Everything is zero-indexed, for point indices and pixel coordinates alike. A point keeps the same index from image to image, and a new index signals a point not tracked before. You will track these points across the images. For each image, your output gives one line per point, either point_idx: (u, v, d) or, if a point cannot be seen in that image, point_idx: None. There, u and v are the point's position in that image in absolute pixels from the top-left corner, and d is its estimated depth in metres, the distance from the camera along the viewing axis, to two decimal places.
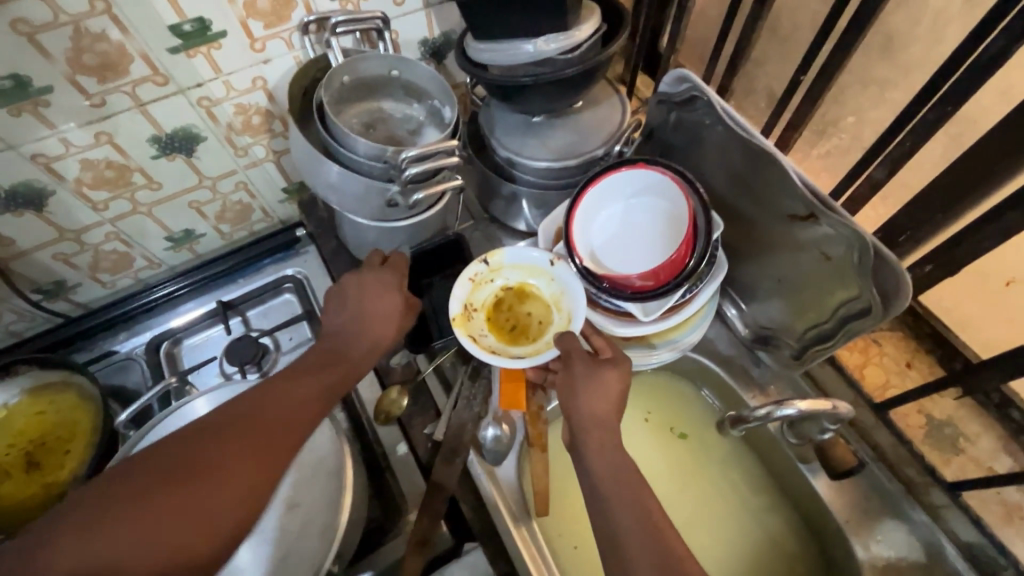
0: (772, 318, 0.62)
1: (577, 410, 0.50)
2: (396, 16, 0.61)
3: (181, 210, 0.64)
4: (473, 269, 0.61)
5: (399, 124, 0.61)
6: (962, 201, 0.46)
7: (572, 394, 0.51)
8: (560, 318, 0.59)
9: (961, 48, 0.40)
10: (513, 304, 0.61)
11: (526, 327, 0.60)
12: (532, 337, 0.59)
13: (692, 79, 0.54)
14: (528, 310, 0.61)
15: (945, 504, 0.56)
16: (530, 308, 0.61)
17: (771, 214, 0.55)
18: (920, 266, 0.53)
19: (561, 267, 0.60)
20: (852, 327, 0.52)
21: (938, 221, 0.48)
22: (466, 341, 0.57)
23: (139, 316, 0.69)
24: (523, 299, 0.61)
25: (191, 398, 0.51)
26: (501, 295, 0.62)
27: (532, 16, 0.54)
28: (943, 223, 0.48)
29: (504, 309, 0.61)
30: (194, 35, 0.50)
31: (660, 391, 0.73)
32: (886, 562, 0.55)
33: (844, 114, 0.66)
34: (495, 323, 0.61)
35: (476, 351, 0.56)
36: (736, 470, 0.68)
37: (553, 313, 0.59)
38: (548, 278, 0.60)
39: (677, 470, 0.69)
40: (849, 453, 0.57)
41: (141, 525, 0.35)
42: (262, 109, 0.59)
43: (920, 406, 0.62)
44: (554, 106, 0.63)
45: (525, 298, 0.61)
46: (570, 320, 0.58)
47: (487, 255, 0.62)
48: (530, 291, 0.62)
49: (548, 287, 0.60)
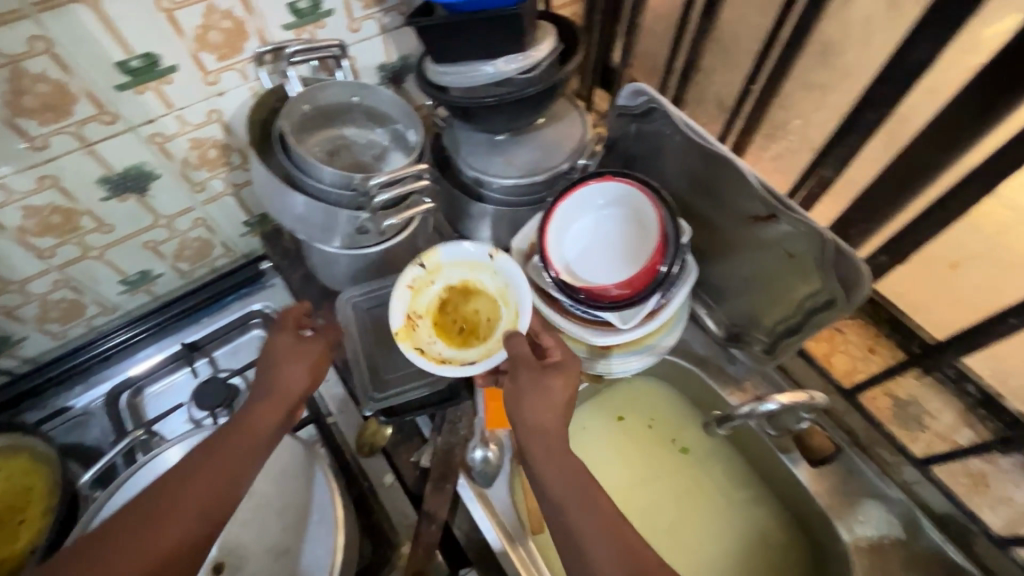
0: (740, 316, 0.63)
1: (521, 420, 0.45)
2: (353, 42, 0.61)
3: (135, 252, 0.64)
4: (409, 274, 0.55)
5: (363, 150, 0.59)
6: (908, 189, 0.50)
7: (515, 404, 0.46)
8: (509, 313, 0.53)
9: (892, 56, 0.45)
10: (459, 304, 0.55)
11: (475, 326, 0.54)
12: (483, 337, 0.53)
13: (648, 91, 0.56)
14: (476, 307, 0.55)
15: (917, 480, 0.57)
16: (477, 304, 0.55)
17: (733, 216, 0.57)
18: (875, 258, 0.57)
19: (503, 260, 0.54)
20: (817, 320, 0.54)
21: (885, 211, 0.53)
22: (412, 357, 0.52)
23: (94, 366, 0.68)
24: (469, 296, 0.55)
25: (161, 449, 0.52)
26: (445, 295, 0.56)
27: (490, 38, 0.54)
28: (890, 214, 0.53)
29: (449, 310, 0.55)
30: (144, 71, 0.50)
31: (654, 397, 0.71)
32: (869, 542, 0.56)
33: (791, 117, 0.64)
34: (442, 328, 0.55)
35: (424, 364, 0.51)
36: (724, 471, 0.66)
37: (501, 309, 0.54)
38: (493, 272, 0.55)
39: (670, 483, 0.66)
40: (826, 440, 0.58)
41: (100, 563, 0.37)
42: (218, 142, 0.60)
43: (886, 389, 0.62)
44: (517, 124, 0.63)
45: (469, 294, 0.56)
46: (518, 315, 0.53)
47: (422, 257, 0.56)
48: (476, 287, 0.56)
49: (493, 281, 0.55)
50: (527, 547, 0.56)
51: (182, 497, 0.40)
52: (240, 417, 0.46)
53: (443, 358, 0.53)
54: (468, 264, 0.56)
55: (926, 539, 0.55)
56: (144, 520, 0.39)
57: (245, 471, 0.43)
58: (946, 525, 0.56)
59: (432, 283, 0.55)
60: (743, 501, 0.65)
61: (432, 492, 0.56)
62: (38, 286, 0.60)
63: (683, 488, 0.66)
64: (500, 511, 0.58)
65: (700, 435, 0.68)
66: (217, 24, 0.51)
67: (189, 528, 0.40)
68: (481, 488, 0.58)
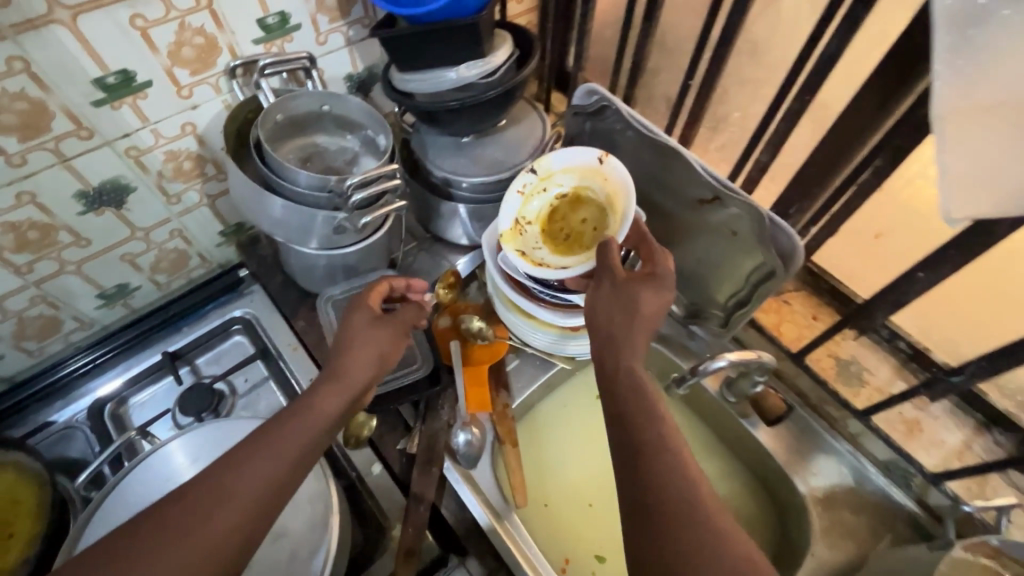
0: (697, 294, 0.68)
1: (594, 320, 0.49)
2: (321, 55, 0.64)
3: (113, 265, 0.65)
4: (522, 179, 0.61)
5: (336, 156, 0.62)
6: (832, 168, 0.56)
7: (592, 306, 0.49)
8: (612, 221, 0.57)
9: (807, 50, 0.51)
10: (567, 213, 0.61)
11: (581, 235, 0.59)
12: (585, 244, 0.59)
13: (600, 90, 0.62)
14: (583, 217, 0.60)
15: (861, 432, 0.62)
16: (584, 214, 0.60)
17: (682, 202, 0.63)
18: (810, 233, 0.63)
19: (610, 163, 0.58)
20: (762, 291, 0.60)
21: (815, 189, 0.59)
22: (513, 257, 0.59)
23: (74, 381, 0.68)
24: (577, 205, 0.61)
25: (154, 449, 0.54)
26: (556, 204, 0.62)
27: (451, 45, 0.58)
28: (819, 192, 0.59)
29: (558, 219, 0.61)
30: (119, 86, 0.52)
31: None
32: (824, 491, 0.61)
33: (731, 110, 0.72)
34: (549, 234, 0.61)
35: (522, 265, 0.58)
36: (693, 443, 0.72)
37: (607, 218, 0.58)
38: (602, 180, 0.59)
39: None
40: (780, 401, 0.63)
41: (164, 544, 0.35)
42: (193, 153, 0.62)
43: (829, 351, 0.68)
44: (480, 126, 0.67)
45: (579, 204, 0.61)
46: (620, 222, 0.55)
47: (535, 164, 0.62)
48: (586, 196, 0.60)
49: (602, 191, 0.59)
50: (512, 520, 0.60)
51: (244, 481, 0.38)
52: (305, 398, 0.45)
53: (541, 262, 0.59)
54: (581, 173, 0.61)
55: (871, 485, 0.61)
56: (201, 502, 0.37)
57: (308, 460, 0.42)
58: (890, 470, 0.61)
59: (544, 190, 0.62)
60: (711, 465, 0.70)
61: (419, 475, 0.58)
62: (15, 303, 0.61)
63: None
64: (484, 489, 0.61)
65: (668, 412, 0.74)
66: (189, 41, 0.53)
67: (256, 512, 0.38)
68: (467, 469, 0.61)
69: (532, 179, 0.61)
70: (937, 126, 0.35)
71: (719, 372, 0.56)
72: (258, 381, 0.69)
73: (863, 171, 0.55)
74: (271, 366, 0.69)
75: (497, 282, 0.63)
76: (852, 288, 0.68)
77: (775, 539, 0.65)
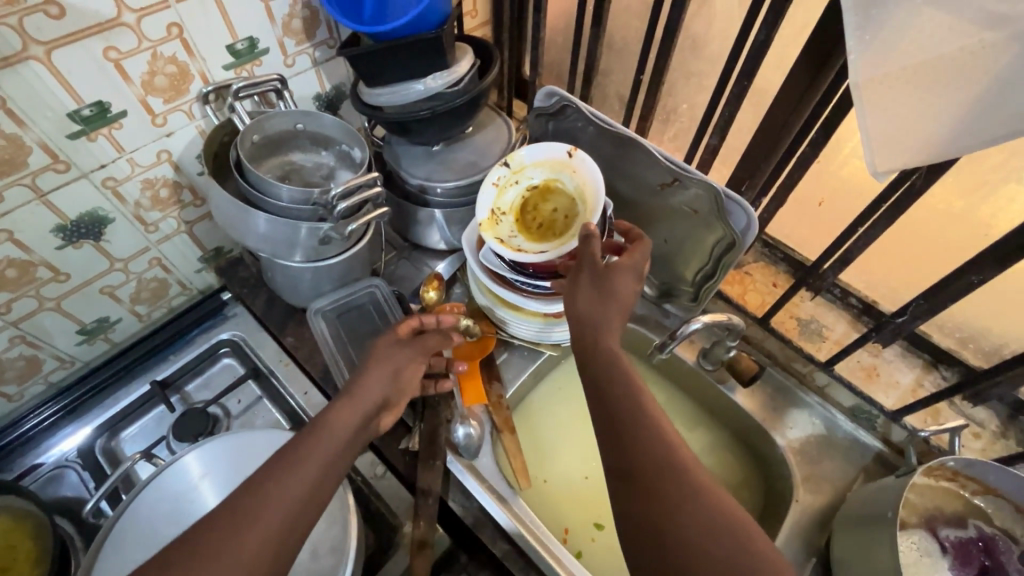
0: (666, 274, 0.73)
1: (576, 310, 0.50)
2: (290, 76, 0.67)
3: (93, 298, 0.65)
4: (496, 172, 0.65)
5: (312, 172, 0.64)
6: (775, 145, 0.62)
7: (572, 297, 0.51)
8: (583, 208, 0.61)
9: (741, 41, 0.57)
10: (537, 203, 0.64)
11: (552, 222, 0.62)
12: (557, 232, 0.62)
13: (560, 91, 0.67)
14: (553, 207, 0.63)
15: (828, 384, 0.67)
16: (554, 204, 0.63)
17: (645, 189, 0.68)
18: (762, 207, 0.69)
19: (579, 156, 0.62)
20: (725, 262, 0.65)
21: (762, 166, 0.64)
22: (490, 243, 0.61)
23: (60, 421, 0.67)
24: (546, 197, 0.64)
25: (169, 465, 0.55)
26: (526, 196, 0.65)
27: (417, 58, 0.61)
28: (765, 168, 0.65)
29: (530, 210, 0.64)
30: (95, 118, 0.53)
31: None
32: (800, 443, 0.66)
33: (679, 102, 0.78)
34: (522, 223, 0.64)
35: (500, 250, 0.60)
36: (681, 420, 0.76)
37: (576, 206, 0.62)
38: (571, 172, 0.63)
39: None
40: (752, 362, 0.67)
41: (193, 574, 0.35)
42: (169, 180, 0.63)
43: (791, 313, 0.75)
44: (449, 134, 0.71)
45: (548, 195, 0.64)
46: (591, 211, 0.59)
47: (507, 159, 0.65)
48: (555, 187, 0.64)
49: (571, 182, 0.63)
50: (518, 503, 0.61)
51: (268, 505, 0.39)
52: (321, 417, 0.46)
53: (518, 248, 0.61)
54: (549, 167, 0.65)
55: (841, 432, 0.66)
56: (227, 528, 0.38)
57: (330, 479, 0.43)
58: (856, 417, 0.66)
59: (516, 182, 0.65)
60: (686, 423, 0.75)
61: (424, 471, 0.60)
62: None
63: None
64: (489, 477, 0.63)
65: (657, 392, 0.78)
66: (162, 69, 0.55)
67: (283, 534, 0.39)
68: (470, 461, 0.63)
69: (505, 172, 0.65)
70: (856, 94, 0.41)
71: (694, 334, 0.61)
72: (252, 402, 0.69)
73: (801, 145, 0.61)
74: (264, 386, 0.70)
75: (479, 278, 0.65)
76: (796, 249, 0.77)
77: (759, 498, 0.69)
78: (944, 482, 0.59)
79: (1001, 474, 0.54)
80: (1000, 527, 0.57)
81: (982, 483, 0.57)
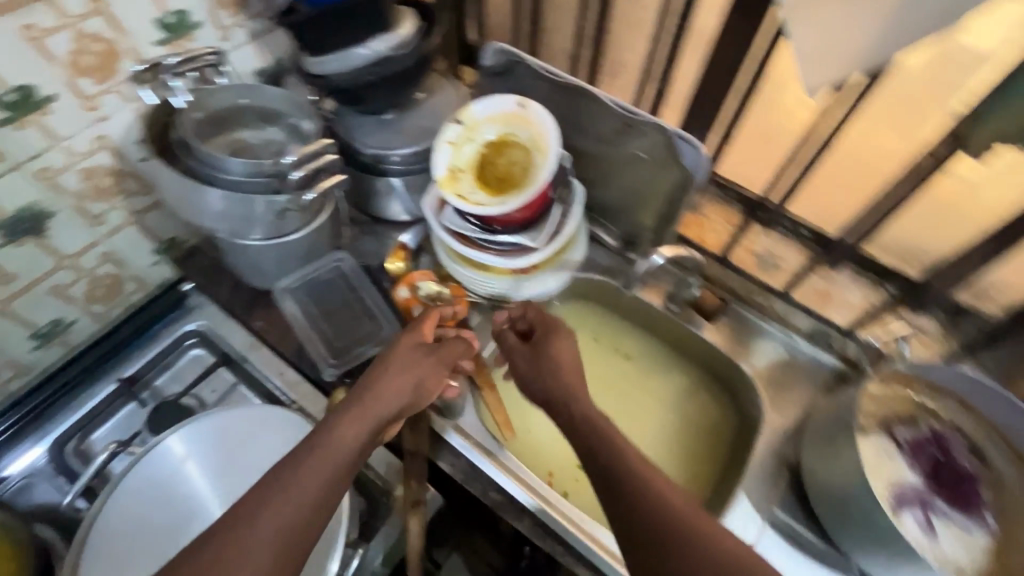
0: (627, 223, 0.75)
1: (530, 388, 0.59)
2: (228, 49, 0.64)
3: (43, 299, 0.64)
4: (450, 132, 0.65)
5: (263, 148, 0.61)
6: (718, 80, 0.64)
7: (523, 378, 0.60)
8: (540, 158, 0.63)
9: None
10: (492, 159, 0.65)
11: (511, 175, 0.64)
12: (515, 184, 0.63)
13: (508, 49, 0.68)
14: (509, 159, 0.65)
15: (788, 309, 0.73)
16: (509, 157, 0.65)
17: (601, 138, 0.69)
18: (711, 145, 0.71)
19: (532, 107, 0.64)
20: (681, 201, 0.67)
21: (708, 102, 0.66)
22: (454, 202, 0.62)
23: (26, 425, 0.68)
24: (499, 151, 0.65)
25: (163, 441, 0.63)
26: (483, 152, 0.66)
27: (358, 22, 0.61)
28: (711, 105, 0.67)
29: (488, 165, 0.65)
30: (21, 104, 0.51)
31: (588, 316, 0.80)
32: (767, 370, 0.72)
33: None
34: (480, 179, 0.65)
35: (463, 207, 0.61)
36: (661, 368, 0.78)
37: (535, 156, 0.63)
38: (529, 126, 0.64)
39: (620, 385, 0.77)
40: (714, 298, 0.74)
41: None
42: (110, 168, 0.61)
43: (750, 247, 0.78)
44: (399, 101, 0.70)
45: (503, 150, 0.65)
46: (546, 163, 0.62)
47: (459, 116, 0.66)
48: (511, 142, 0.65)
49: (527, 136, 0.64)
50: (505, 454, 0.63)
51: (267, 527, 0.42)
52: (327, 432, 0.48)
53: (480, 204, 0.62)
54: (502, 123, 0.66)
55: (802, 354, 0.72)
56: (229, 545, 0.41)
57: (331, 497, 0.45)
58: (815, 338, 0.71)
59: (471, 140, 0.65)
60: (639, 354, 0.79)
61: (411, 434, 0.61)
62: None
63: (636, 387, 0.77)
64: (472, 433, 0.65)
65: (637, 342, 0.79)
66: (86, 48, 0.53)
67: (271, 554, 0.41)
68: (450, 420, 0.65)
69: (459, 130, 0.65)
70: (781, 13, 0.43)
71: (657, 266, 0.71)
72: (222, 390, 0.72)
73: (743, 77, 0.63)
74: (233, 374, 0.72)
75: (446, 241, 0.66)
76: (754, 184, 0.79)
77: (733, 421, 0.74)
78: (897, 389, 0.65)
79: (946, 370, 0.60)
80: (945, 425, 0.63)
81: (926, 381, 0.63)
